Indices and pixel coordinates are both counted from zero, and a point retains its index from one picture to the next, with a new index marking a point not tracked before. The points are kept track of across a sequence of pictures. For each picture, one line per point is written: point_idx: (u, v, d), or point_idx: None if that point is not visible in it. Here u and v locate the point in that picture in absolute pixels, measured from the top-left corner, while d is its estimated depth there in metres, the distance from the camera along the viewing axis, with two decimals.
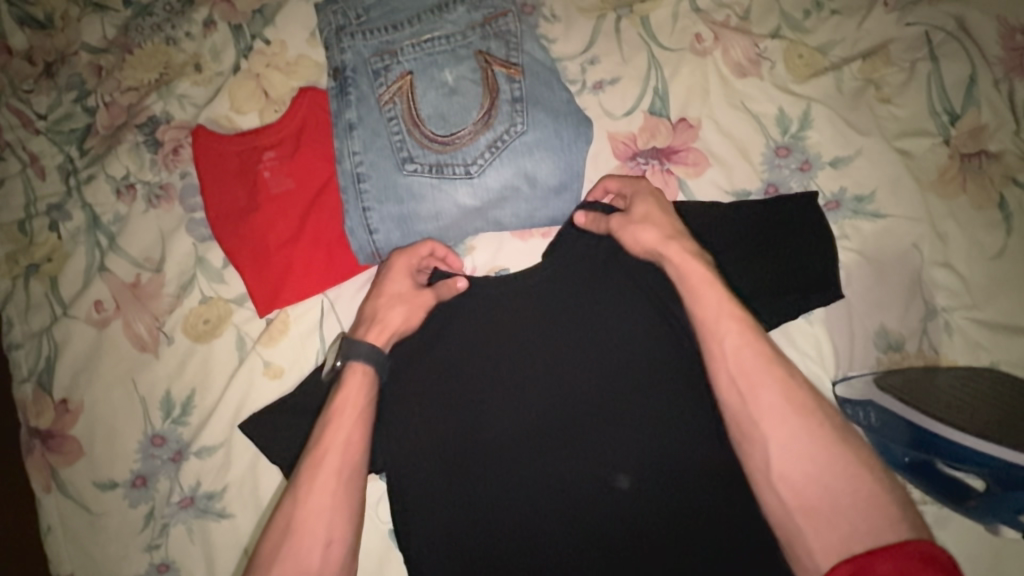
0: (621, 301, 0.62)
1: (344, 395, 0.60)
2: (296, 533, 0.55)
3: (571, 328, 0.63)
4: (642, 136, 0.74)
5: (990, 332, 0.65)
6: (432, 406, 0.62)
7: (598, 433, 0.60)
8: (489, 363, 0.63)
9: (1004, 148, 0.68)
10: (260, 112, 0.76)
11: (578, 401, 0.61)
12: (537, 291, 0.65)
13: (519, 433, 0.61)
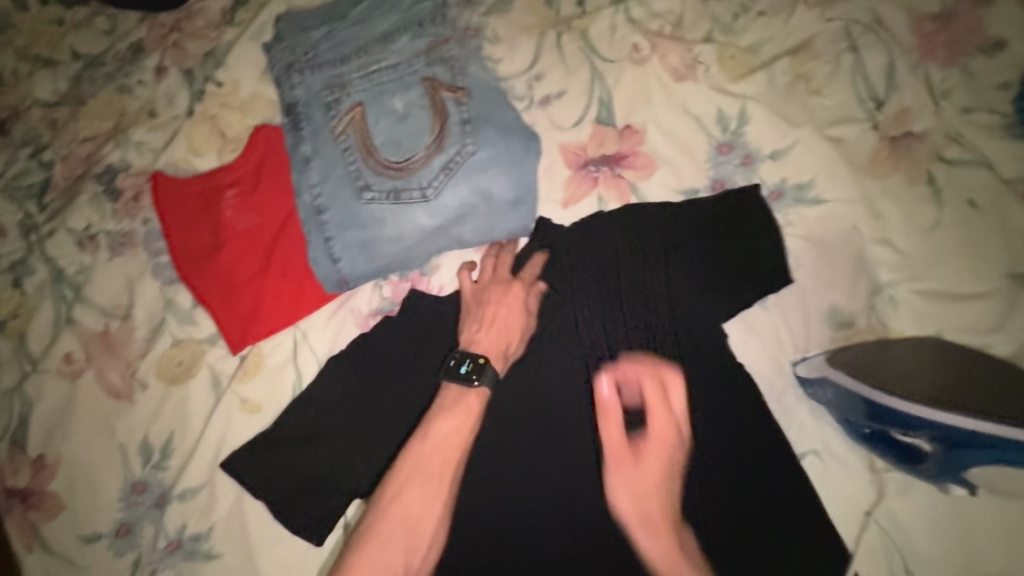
0: (625, 360, 0.67)
1: (447, 420, 0.64)
2: (396, 531, 0.61)
3: (591, 397, 0.67)
4: (591, 144, 0.77)
5: (931, 301, 0.68)
6: (465, 487, 0.65)
7: (625, 506, 0.63)
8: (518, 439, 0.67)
9: (928, 128, 0.73)
10: (218, 153, 0.77)
11: (606, 473, 0.64)
12: (554, 354, 0.70)
13: (549, 511, 0.64)
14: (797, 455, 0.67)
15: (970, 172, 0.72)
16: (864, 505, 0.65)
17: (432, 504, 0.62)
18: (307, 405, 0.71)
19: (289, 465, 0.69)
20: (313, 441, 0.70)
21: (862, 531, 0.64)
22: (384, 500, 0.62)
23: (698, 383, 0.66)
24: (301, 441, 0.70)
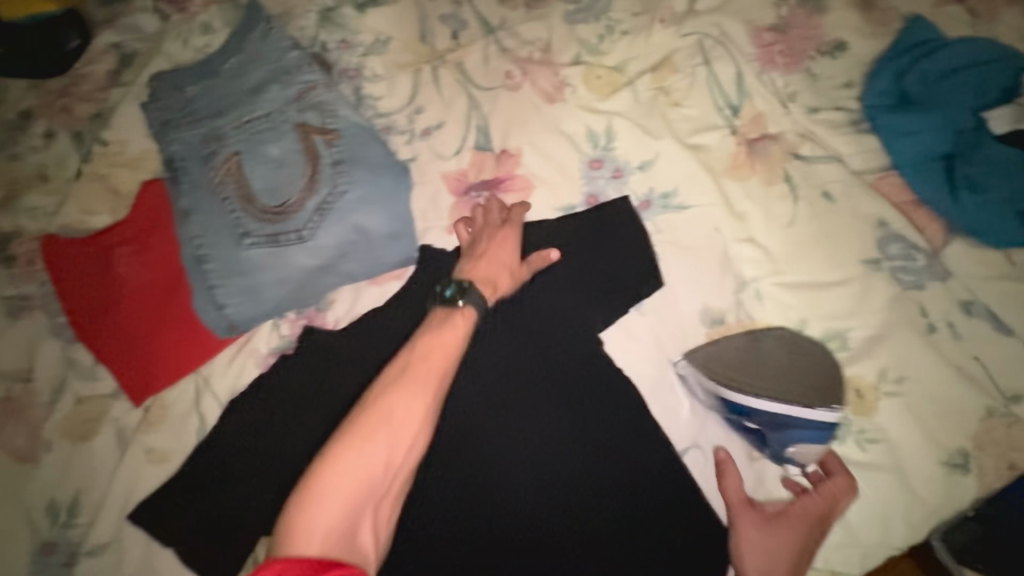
0: (543, 362, 0.71)
1: (449, 334, 0.66)
2: (364, 453, 0.59)
3: (534, 437, 0.69)
4: (472, 171, 0.80)
5: (794, 292, 0.72)
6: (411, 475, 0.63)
7: (564, 516, 0.67)
8: (465, 490, 0.67)
9: (782, 129, 0.78)
10: (111, 211, 0.79)
11: (544, 488, 0.68)
12: (489, 402, 0.70)
13: (485, 505, 0.66)
14: (680, 452, 0.70)
15: (822, 167, 0.76)
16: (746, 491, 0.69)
17: (398, 450, 0.61)
18: (210, 449, 0.72)
19: (196, 513, 0.71)
20: (224, 482, 0.71)
21: None
22: (352, 437, 0.59)
23: (609, 381, 0.70)
24: (205, 485, 0.71)
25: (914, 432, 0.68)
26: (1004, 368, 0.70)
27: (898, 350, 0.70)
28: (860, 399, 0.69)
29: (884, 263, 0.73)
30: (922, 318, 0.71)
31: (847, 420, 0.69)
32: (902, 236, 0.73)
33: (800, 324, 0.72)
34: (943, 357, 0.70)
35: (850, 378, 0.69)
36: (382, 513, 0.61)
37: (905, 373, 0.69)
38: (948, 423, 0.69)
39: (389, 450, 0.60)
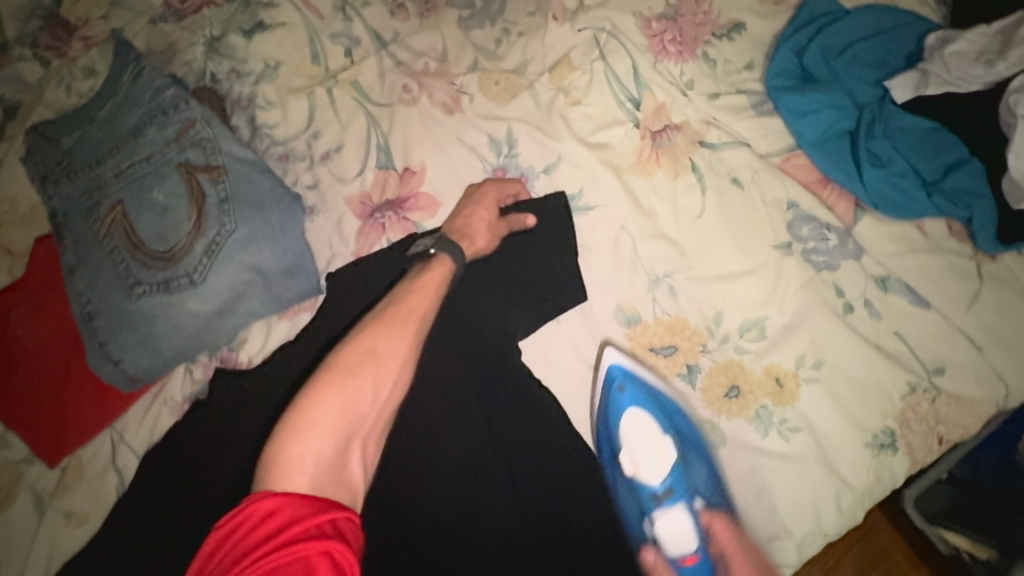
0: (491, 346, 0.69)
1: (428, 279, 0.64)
2: (349, 387, 0.55)
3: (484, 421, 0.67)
4: (375, 192, 0.78)
5: (708, 284, 0.71)
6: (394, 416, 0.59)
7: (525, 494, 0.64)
8: (404, 509, 0.63)
9: (685, 118, 0.76)
10: (7, 271, 0.77)
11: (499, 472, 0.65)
12: (418, 419, 0.66)
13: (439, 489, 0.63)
14: (604, 462, 0.68)
15: (728, 154, 0.75)
16: None
17: (383, 386, 0.57)
18: (126, 506, 0.70)
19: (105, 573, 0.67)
20: (140, 541, 0.68)
21: None
22: (327, 376, 0.56)
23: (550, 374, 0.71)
24: (122, 547, 0.69)
25: (837, 416, 0.67)
26: (924, 342, 0.69)
27: (815, 333, 0.69)
28: (780, 387, 0.67)
29: (796, 246, 0.71)
30: (838, 298, 0.70)
31: (768, 411, 0.67)
32: (812, 216, 0.72)
33: (716, 316, 0.70)
34: (862, 336, 0.69)
35: (769, 368, 0.68)
36: (369, 449, 0.57)
37: (823, 356, 0.68)
38: (871, 403, 0.68)
39: (374, 385, 0.57)
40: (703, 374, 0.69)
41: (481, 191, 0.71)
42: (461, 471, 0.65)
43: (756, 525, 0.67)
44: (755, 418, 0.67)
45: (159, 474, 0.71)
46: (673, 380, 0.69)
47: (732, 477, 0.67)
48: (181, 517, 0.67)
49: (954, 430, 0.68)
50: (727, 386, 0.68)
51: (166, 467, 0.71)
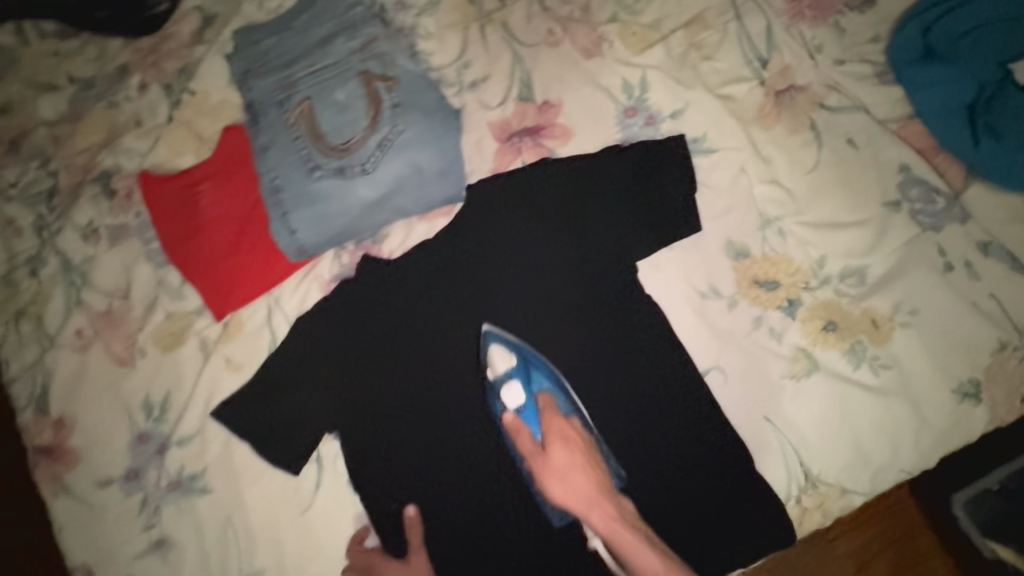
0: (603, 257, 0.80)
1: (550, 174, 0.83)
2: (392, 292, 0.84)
3: (557, 302, 0.81)
4: (514, 119, 0.87)
5: (817, 229, 0.77)
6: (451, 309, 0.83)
7: (570, 365, 0.79)
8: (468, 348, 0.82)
9: (809, 80, 0.82)
10: (195, 152, 0.90)
11: (550, 340, 0.80)
12: (508, 330, 0.81)
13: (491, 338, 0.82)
14: (702, 371, 0.76)
15: (848, 116, 0.80)
16: (764, 410, 0.74)
17: (426, 293, 0.83)
18: (278, 357, 0.82)
19: (277, 410, 0.82)
20: (294, 386, 0.82)
21: (760, 431, 0.73)
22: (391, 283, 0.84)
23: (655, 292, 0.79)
24: (274, 390, 0.82)
25: (927, 361, 0.72)
26: (1019, 306, 0.73)
27: (914, 284, 0.74)
28: (876, 328, 0.73)
29: (904, 205, 0.77)
30: (940, 257, 0.75)
31: (862, 346, 0.73)
32: (923, 179, 0.77)
33: (821, 259, 0.76)
34: (959, 294, 0.74)
35: (867, 310, 0.74)
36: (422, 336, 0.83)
37: (920, 306, 0.73)
38: (960, 355, 0.73)
39: (424, 290, 0.83)
40: (802, 308, 0.75)
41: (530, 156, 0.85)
42: (539, 373, 0.80)
43: (841, 450, 0.72)
44: (850, 350, 0.73)
45: (307, 335, 0.83)
46: (775, 311, 0.76)
47: (821, 402, 0.73)
48: (331, 366, 0.82)
49: None
50: (825, 321, 0.74)
51: (315, 330, 0.83)
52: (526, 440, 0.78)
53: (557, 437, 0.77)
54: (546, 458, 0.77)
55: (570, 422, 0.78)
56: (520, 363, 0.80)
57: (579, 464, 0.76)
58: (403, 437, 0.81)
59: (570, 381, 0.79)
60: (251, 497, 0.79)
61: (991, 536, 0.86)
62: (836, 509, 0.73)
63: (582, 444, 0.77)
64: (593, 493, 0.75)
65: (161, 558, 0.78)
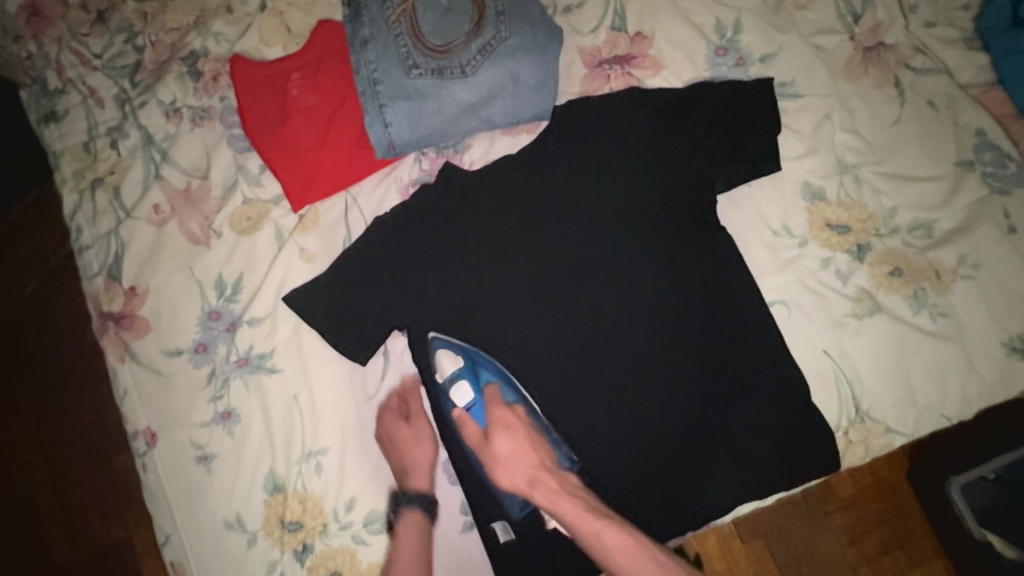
0: (686, 185, 0.80)
1: (644, 105, 0.82)
2: (468, 205, 0.82)
3: (635, 232, 0.80)
4: (605, 47, 0.88)
5: (892, 181, 0.80)
6: (525, 229, 0.81)
7: (643, 295, 0.79)
8: (540, 271, 0.80)
9: (898, 40, 0.85)
10: (284, 46, 0.90)
11: (622, 269, 0.80)
12: (586, 254, 0.80)
13: (563, 263, 0.80)
14: (768, 303, 0.79)
15: (931, 78, 0.83)
16: (823, 345, 0.77)
17: (501, 210, 0.82)
18: (353, 255, 0.81)
19: (349, 300, 0.81)
20: (366, 281, 0.81)
21: (815, 362, 0.77)
22: (469, 197, 0.82)
23: (733, 229, 0.81)
24: (348, 284, 0.81)
25: (982, 313, 0.76)
26: None
27: (978, 241, 0.77)
28: (938, 278, 0.77)
29: (977, 166, 0.80)
30: (1004, 219, 0.78)
31: (925, 293, 0.77)
32: (997, 144, 0.80)
33: (892, 210, 0.80)
34: (1020, 254, 0.77)
35: (932, 260, 0.77)
36: (493, 252, 0.81)
37: (982, 261, 0.77)
38: (1014, 311, 0.76)
39: (499, 206, 0.82)
40: (872, 253, 0.78)
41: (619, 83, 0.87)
42: (611, 301, 0.79)
43: (890, 390, 0.76)
44: (912, 296, 0.77)
45: (383, 233, 0.82)
46: (844, 254, 0.79)
47: (879, 343, 0.77)
48: (403, 269, 0.80)
49: None
50: (891, 267, 0.78)
51: (391, 229, 0.82)
52: (471, 432, 0.78)
53: (501, 426, 0.77)
54: (490, 450, 0.76)
55: (513, 410, 0.78)
56: (467, 363, 0.79)
57: (525, 441, 0.77)
58: (473, 346, 0.80)
59: (645, 307, 0.78)
60: (317, 380, 0.81)
61: (983, 522, 0.94)
62: (878, 446, 0.77)
63: (529, 426, 0.78)
64: (538, 472, 0.76)
65: (226, 429, 0.80)
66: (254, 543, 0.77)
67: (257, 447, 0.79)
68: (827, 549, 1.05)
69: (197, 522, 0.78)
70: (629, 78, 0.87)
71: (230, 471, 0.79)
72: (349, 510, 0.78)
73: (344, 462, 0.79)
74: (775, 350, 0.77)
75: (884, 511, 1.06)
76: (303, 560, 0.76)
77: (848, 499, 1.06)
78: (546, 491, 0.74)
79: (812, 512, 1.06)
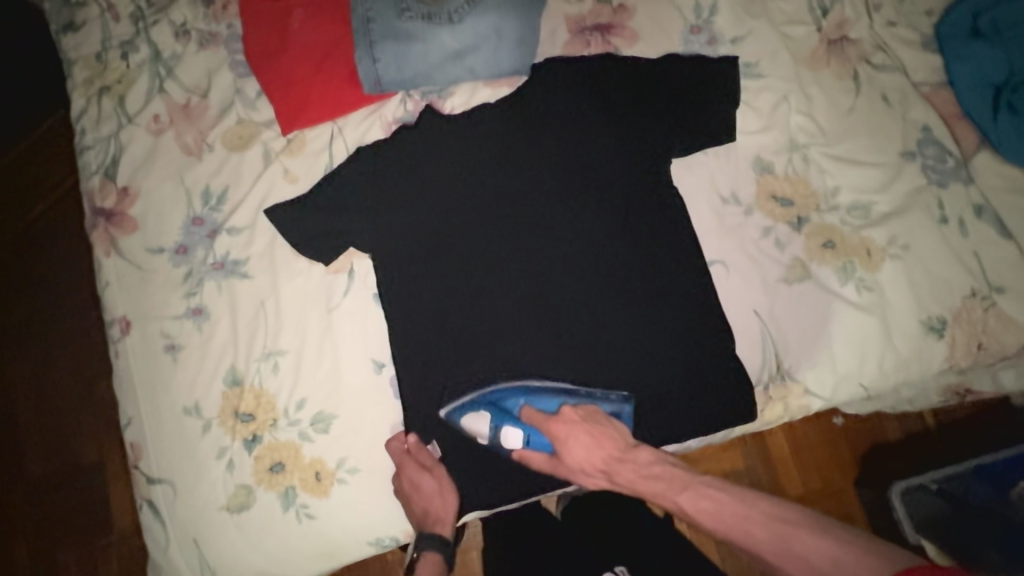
0: (648, 146, 0.85)
1: (616, 67, 0.87)
2: (439, 143, 0.87)
3: (593, 183, 0.86)
4: (589, 16, 0.95)
5: (837, 163, 0.86)
6: (493, 171, 0.87)
7: (594, 243, 0.84)
8: (501, 212, 0.86)
9: (861, 36, 0.91)
10: None
11: (577, 218, 0.85)
12: (546, 201, 0.86)
13: (525, 205, 0.86)
14: (708, 262, 0.84)
15: (888, 74, 0.89)
16: (754, 306, 0.83)
17: (471, 152, 0.87)
18: (329, 176, 0.87)
19: (317, 218, 0.85)
20: (337, 204, 0.85)
21: (745, 319, 0.83)
22: (443, 136, 0.87)
23: (687, 194, 0.87)
24: (319, 202, 0.86)
25: (905, 292, 0.82)
26: (995, 265, 0.82)
27: (910, 224, 0.83)
28: (867, 256, 0.83)
29: (919, 158, 0.86)
30: (938, 209, 0.84)
31: (853, 267, 0.83)
32: (939, 141, 0.86)
33: (834, 190, 0.86)
34: (948, 242, 0.83)
35: (864, 239, 0.83)
36: (459, 192, 0.86)
37: (910, 244, 0.83)
38: (936, 294, 0.82)
39: (471, 149, 0.87)
40: (810, 227, 0.84)
41: (598, 50, 0.93)
42: (564, 246, 0.85)
43: (811, 352, 0.82)
44: (841, 268, 0.83)
45: (357, 159, 0.86)
46: (784, 225, 0.85)
47: (807, 309, 0.82)
48: (372, 195, 0.85)
49: (995, 341, 0.81)
50: (825, 240, 0.84)
51: (365, 156, 0.86)
52: (540, 460, 0.80)
53: (564, 439, 0.79)
54: (562, 468, 0.79)
55: (562, 416, 0.80)
56: (492, 409, 0.81)
57: (590, 437, 0.78)
58: (431, 273, 0.85)
59: (595, 254, 0.84)
60: (285, 290, 0.87)
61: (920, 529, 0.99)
62: (796, 406, 0.82)
63: (585, 414, 0.80)
64: (611, 465, 0.77)
65: (195, 323, 0.86)
66: (209, 430, 0.83)
67: (222, 343, 0.86)
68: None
69: (160, 405, 0.85)
70: (608, 45, 0.93)
71: (195, 363, 0.85)
72: (299, 409, 0.84)
73: (299, 365, 0.85)
74: (712, 305, 0.82)
75: (828, 508, 1.11)
76: (250, 449, 0.83)
77: (795, 494, 1.11)
78: (627, 477, 0.77)
79: None
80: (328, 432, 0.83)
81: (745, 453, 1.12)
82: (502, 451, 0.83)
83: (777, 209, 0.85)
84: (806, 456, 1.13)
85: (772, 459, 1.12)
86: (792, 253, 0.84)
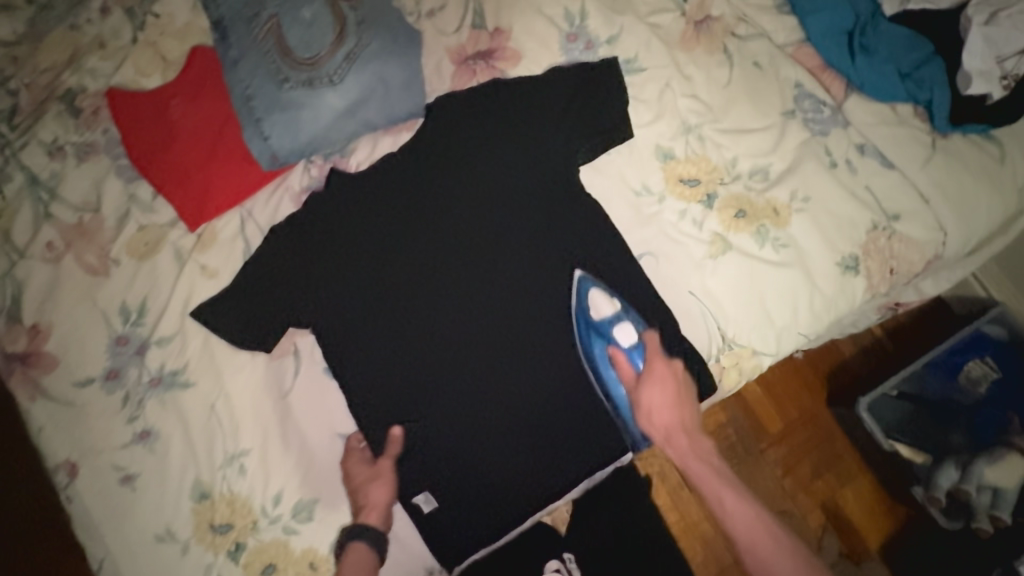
0: (555, 160, 0.88)
1: (506, 91, 0.89)
2: (352, 202, 0.86)
3: (510, 208, 0.87)
4: (469, 45, 0.96)
5: (728, 134, 0.91)
6: (413, 217, 0.87)
7: (527, 265, 0.86)
8: (432, 256, 0.86)
9: (722, 12, 0.96)
10: (162, 74, 0.94)
11: (506, 243, 0.86)
12: (471, 236, 0.87)
13: (451, 245, 0.86)
14: (637, 255, 0.89)
15: (754, 42, 0.95)
16: (688, 284, 0.88)
17: (386, 204, 0.87)
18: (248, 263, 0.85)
19: (247, 307, 0.84)
20: (269, 284, 0.83)
21: (683, 300, 0.87)
22: (353, 196, 0.87)
23: (599, 198, 0.90)
24: (246, 292, 0.84)
25: (816, 239, 0.88)
26: (887, 194, 0.89)
27: (807, 176, 0.89)
28: (776, 215, 0.88)
29: (799, 114, 0.92)
30: (826, 156, 0.90)
31: (766, 229, 0.88)
32: (813, 93, 0.93)
33: (733, 160, 0.91)
34: (842, 184, 0.89)
35: (770, 200, 0.89)
36: (385, 246, 0.86)
37: (810, 194, 0.89)
38: (843, 234, 0.88)
39: (387, 200, 0.87)
40: (721, 199, 0.89)
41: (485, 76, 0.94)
42: (499, 275, 0.86)
43: (751, 315, 0.87)
44: (756, 232, 0.88)
45: (273, 240, 0.85)
46: (696, 204, 0.89)
47: (736, 276, 0.87)
48: (297, 271, 0.83)
49: (902, 263, 0.88)
50: (736, 209, 0.89)
51: (281, 235, 0.85)
52: (627, 372, 0.84)
53: (658, 377, 0.83)
54: (640, 392, 0.83)
55: (671, 364, 0.83)
56: (622, 307, 0.84)
57: (677, 395, 0.83)
58: (377, 333, 0.84)
59: (531, 274, 0.86)
60: (231, 387, 0.85)
61: (894, 435, 1.05)
62: (749, 367, 0.87)
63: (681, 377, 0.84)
64: (679, 429, 0.83)
65: (147, 447, 0.83)
66: (187, 550, 0.80)
67: (180, 458, 0.82)
68: (766, 483, 1.14)
69: (129, 540, 0.80)
70: (493, 70, 0.95)
71: (156, 485, 0.82)
72: (277, 504, 0.82)
73: (265, 459, 0.83)
74: (649, 296, 0.86)
75: (808, 440, 1.18)
76: (236, 558, 0.80)
77: (776, 434, 1.17)
78: (682, 449, 0.83)
79: (748, 451, 1.15)
80: (312, 519, 0.82)
81: (725, 407, 1.17)
82: (490, 489, 0.83)
83: (687, 190, 0.90)
84: (780, 395, 1.19)
85: (749, 407, 1.18)
86: (711, 228, 0.89)
